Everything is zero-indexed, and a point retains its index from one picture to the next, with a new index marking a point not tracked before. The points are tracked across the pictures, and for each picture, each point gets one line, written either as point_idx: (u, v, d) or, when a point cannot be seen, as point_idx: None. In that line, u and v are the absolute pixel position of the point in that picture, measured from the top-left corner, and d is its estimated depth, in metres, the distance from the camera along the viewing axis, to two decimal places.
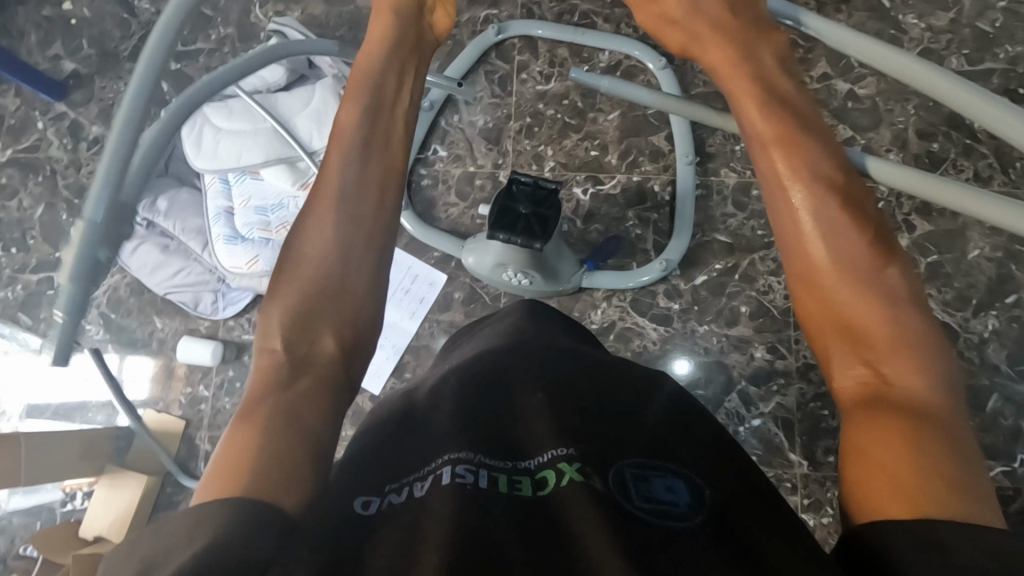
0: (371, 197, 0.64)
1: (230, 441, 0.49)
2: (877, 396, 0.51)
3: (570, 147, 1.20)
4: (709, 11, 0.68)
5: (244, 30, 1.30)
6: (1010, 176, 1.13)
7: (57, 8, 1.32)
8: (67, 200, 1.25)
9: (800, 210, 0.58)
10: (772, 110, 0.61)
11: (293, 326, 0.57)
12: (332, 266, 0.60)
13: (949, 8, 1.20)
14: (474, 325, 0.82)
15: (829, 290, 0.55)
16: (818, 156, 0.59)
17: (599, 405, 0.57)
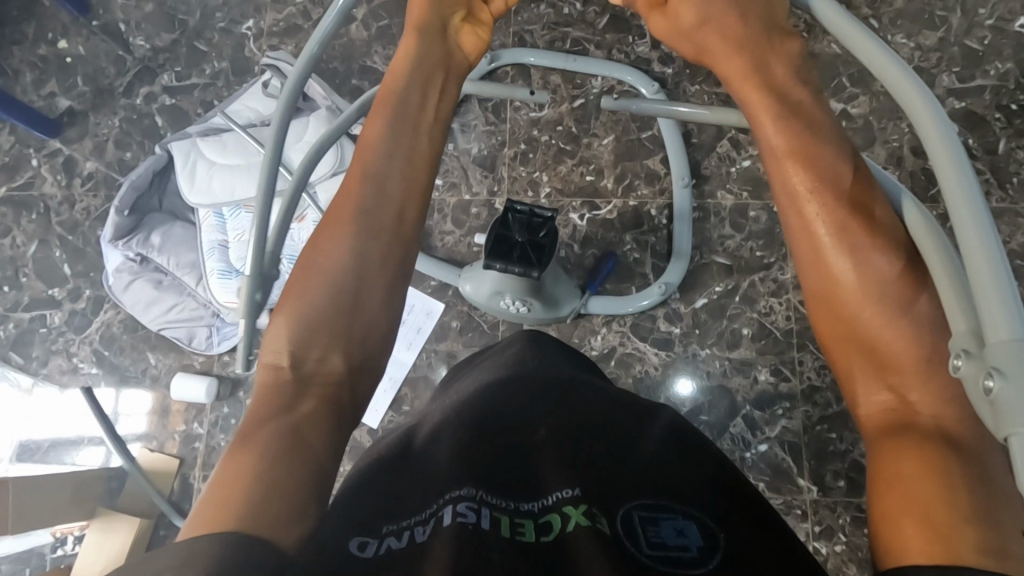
0: (392, 216, 0.60)
1: (226, 469, 0.45)
2: (899, 422, 0.49)
3: (565, 173, 1.19)
4: (726, 13, 0.62)
5: (238, 64, 1.31)
6: (1007, 191, 1.14)
7: (52, 47, 1.33)
8: (60, 236, 1.24)
9: (816, 225, 0.55)
10: (787, 123, 0.58)
11: (300, 347, 0.53)
12: (341, 287, 0.56)
13: (937, 27, 1.21)
14: (474, 357, 0.80)
15: (850, 308, 0.53)
16: (836, 169, 0.56)
17: (604, 437, 0.55)
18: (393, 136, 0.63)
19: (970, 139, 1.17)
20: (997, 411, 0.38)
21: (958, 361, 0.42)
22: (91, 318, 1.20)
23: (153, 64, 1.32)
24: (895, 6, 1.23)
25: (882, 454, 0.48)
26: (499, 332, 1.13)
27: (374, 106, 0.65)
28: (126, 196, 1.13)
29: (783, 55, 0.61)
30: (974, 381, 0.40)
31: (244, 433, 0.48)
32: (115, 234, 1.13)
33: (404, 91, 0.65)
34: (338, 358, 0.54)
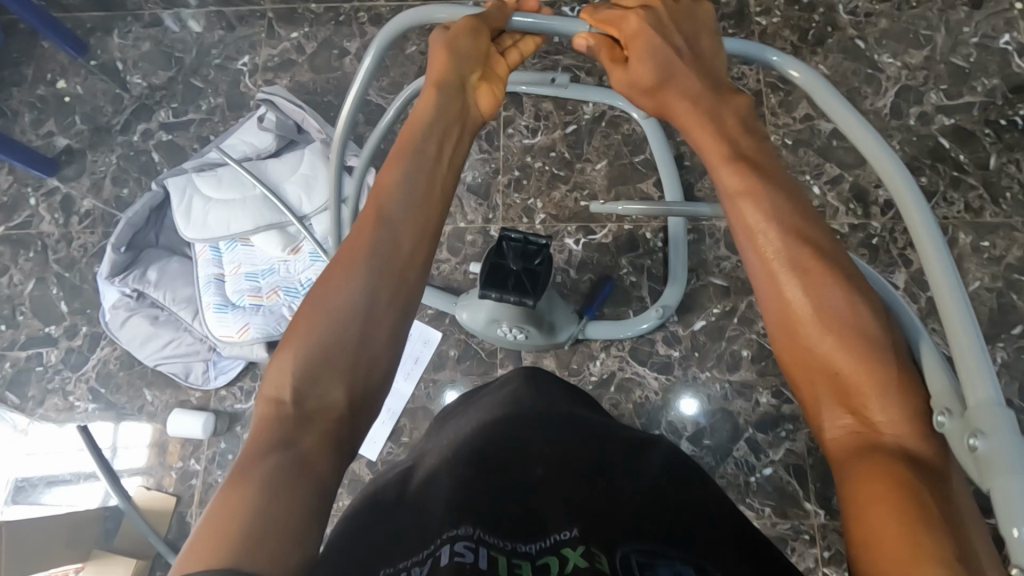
0: (405, 257, 0.61)
1: (219, 504, 0.44)
2: (863, 445, 0.48)
3: (559, 199, 1.20)
4: (678, 66, 0.65)
5: (234, 99, 1.33)
6: (1001, 206, 1.14)
7: (51, 88, 1.36)
8: (57, 274, 1.25)
9: (768, 260, 0.56)
10: (737, 165, 0.60)
11: (301, 381, 0.52)
12: (345, 322, 0.55)
13: (923, 46, 1.23)
14: (470, 397, 0.78)
15: (807, 340, 0.53)
16: (780, 204, 0.57)
17: (598, 474, 0.54)
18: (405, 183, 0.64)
19: (962, 154, 1.17)
20: (981, 466, 0.41)
21: (941, 419, 0.45)
22: (87, 355, 1.20)
23: (150, 102, 1.34)
24: (880, 27, 1.25)
25: (850, 474, 0.47)
26: (497, 359, 1.13)
27: (392, 153, 0.66)
28: (123, 233, 1.13)
29: (733, 109, 0.65)
30: (958, 438, 0.43)
31: (243, 465, 0.47)
32: (111, 270, 1.13)
33: (416, 139, 0.66)
34: (338, 392, 0.53)
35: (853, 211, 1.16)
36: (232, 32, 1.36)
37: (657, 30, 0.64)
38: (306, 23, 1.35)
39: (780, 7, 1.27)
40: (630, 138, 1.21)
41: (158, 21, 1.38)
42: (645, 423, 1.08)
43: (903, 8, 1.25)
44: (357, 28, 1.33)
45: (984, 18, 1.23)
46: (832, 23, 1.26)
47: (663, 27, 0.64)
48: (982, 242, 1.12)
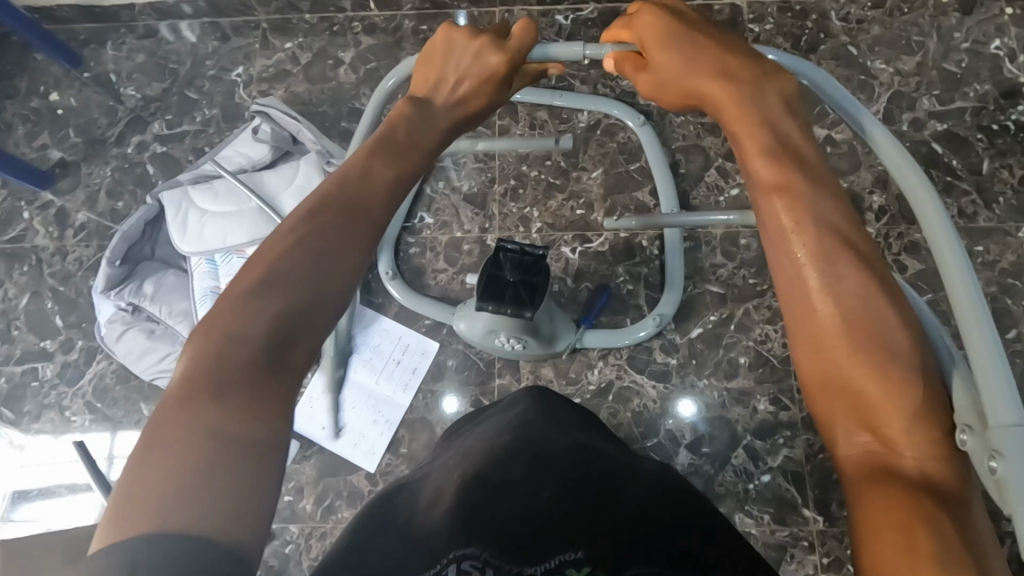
0: (365, 221, 0.58)
1: (143, 465, 0.43)
2: (884, 469, 0.48)
3: (555, 208, 1.20)
4: (708, 57, 0.63)
5: (229, 111, 1.32)
6: (994, 211, 1.15)
7: (44, 100, 1.35)
8: (52, 288, 1.24)
9: (799, 262, 0.54)
10: (775, 157, 0.58)
11: (237, 338, 0.49)
12: (289, 280, 0.52)
13: (915, 52, 1.24)
14: (477, 417, 0.78)
15: (836, 358, 0.52)
16: (816, 203, 0.56)
17: (600, 503, 0.53)
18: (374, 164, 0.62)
19: (955, 160, 1.18)
20: (1002, 491, 0.41)
21: (963, 436, 0.46)
22: (83, 369, 1.19)
23: (145, 113, 1.33)
24: (872, 33, 1.26)
25: (868, 499, 0.47)
26: (495, 369, 1.13)
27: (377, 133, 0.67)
28: (117, 247, 1.13)
29: (776, 89, 0.61)
30: (980, 457, 0.44)
31: (167, 422, 0.45)
32: (106, 284, 1.13)
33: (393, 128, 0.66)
34: (279, 348, 0.50)
35: None
36: (226, 42, 1.36)
37: (678, 30, 0.64)
38: (300, 33, 1.35)
39: (773, 14, 1.28)
40: (625, 146, 1.22)
41: (153, 31, 1.38)
42: (644, 432, 1.08)
43: (895, 14, 1.26)
44: (352, 38, 1.33)
45: (975, 24, 1.24)
46: (825, 30, 1.27)
47: (680, 37, 0.64)
48: (976, 247, 1.13)
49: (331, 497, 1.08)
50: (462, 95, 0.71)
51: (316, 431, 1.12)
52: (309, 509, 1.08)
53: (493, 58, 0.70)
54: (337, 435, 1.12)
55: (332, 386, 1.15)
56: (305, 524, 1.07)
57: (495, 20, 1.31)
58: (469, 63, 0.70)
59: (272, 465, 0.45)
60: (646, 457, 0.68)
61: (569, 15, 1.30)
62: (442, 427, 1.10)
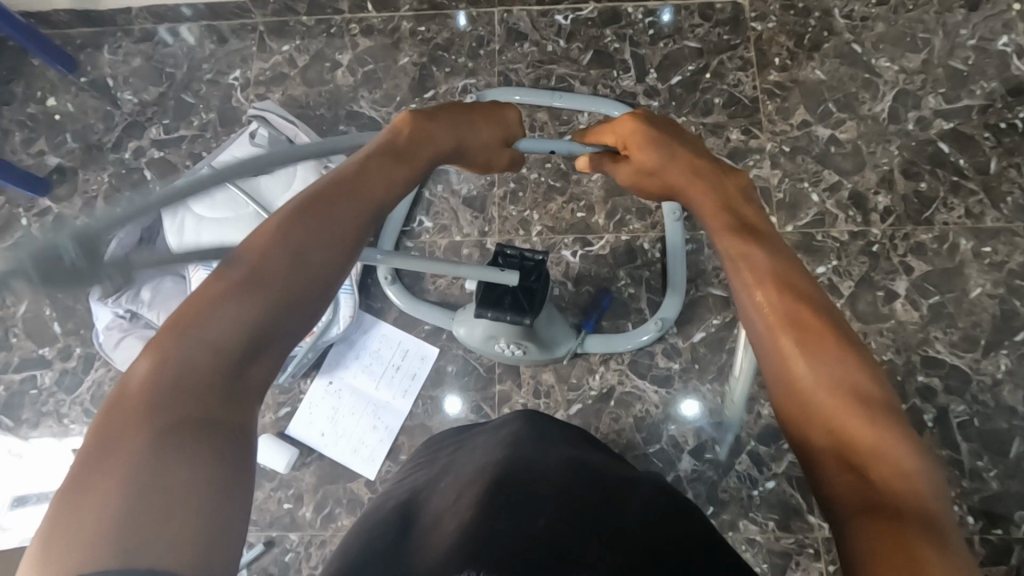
0: (353, 220, 0.56)
1: (83, 489, 0.38)
2: (868, 501, 0.45)
3: (555, 211, 1.19)
4: (683, 155, 0.72)
5: (226, 114, 1.31)
6: (1001, 211, 1.13)
7: (41, 106, 1.34)
8: (50, 294, 1.23)
9: (765, 311, 0.55)
10: (735, 229, 0.63)
11: (194, 352, 0.46)
12: (260, 291, 0.49)
13: (920, 50, 1.22)
14: (467, 432, 0.76)
15: (806, 410, 0.50)
16: (773, 257, 0.59)
17: (607, 523, 0.50)
18: (370, 169, 0.61)
19: (961, 159, 1.16)
20: None
21: None
22: (81, 377, 1.19)
23: (142, 118, 1.32)
24: (877, 31, 1.24)
25: (852, 532, 0.44)
26: (496, 374, 1.12)
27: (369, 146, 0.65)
28: (114, 254, 1.14)
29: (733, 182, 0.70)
30: None
31: (112, 439, 0.41)
32: (104, 291, 1.13)
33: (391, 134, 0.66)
34: (242, 364, 0.47)
35: (853, 218, 1.14)
36: (223, 45, 1.35)
37: (666, 139, 0.73)
38: (297, 36, 1.34)
39: (775, 12, 1.26)
40: None
41: (149, 35, 1.37)
42: (646, 438, 1.07)
43: (900, 11, 1.24)
44: (349, 40, 1.32)
45: (981, 21, 1.22)
46: (828, 28, 1.25)
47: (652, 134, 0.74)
48: (983, 248, 1.11)
49: (331, 505, 1.07)
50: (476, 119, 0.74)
51: (315, 438, 1.11)
52: (309, 517, 1.07)
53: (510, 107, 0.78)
54: (336, 441, 1.11)
55: (331, 392, 1.14)
56: (304, 532, 1.06)
57: (493, 20, 1.30)
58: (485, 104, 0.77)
59: (235, 487, 0.42)
60: (642, 472, 0.67)
61: (568, 15, 1.29)
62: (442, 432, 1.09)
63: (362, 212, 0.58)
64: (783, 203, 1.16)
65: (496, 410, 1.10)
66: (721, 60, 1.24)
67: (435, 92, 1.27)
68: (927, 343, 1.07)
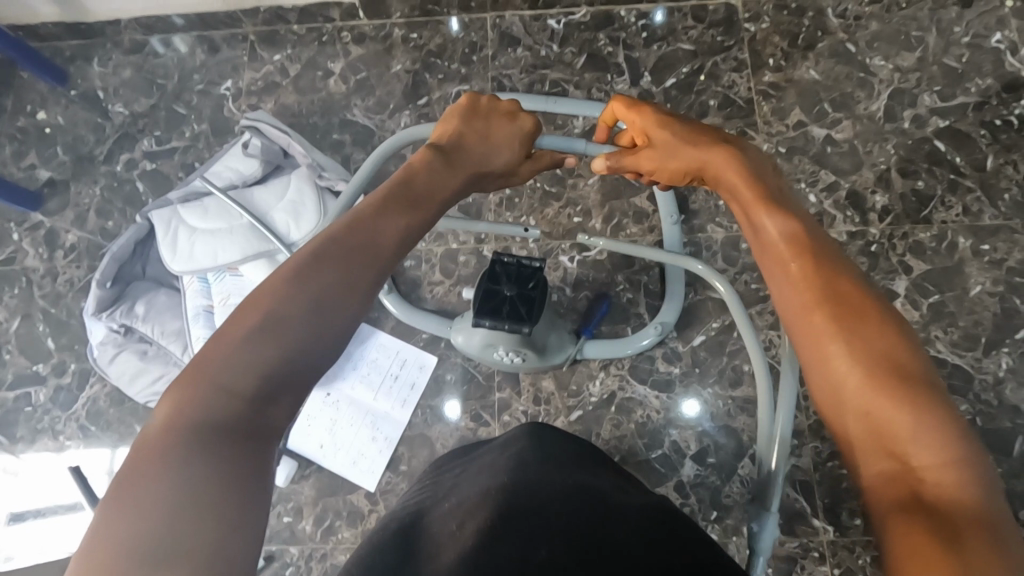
0: (377, 262, 0.56)
1: (98, 529, 0.37)
2: (901, 494, 0.41)
3: (552, 216, 1.18)
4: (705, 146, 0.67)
5: (218, 125, 1.30)
6: (1000, 208, 1.12)
7: (31, 119, 1.33)
8: (43, 310, 1.22)
9: (801, 296, 0.51)
10: (778, 214, 0.57)
11: (211, 390, 0.44)
12: (282, 328, 0.48)
13: (914, 48, 1.22)
14: (474, 450, 0.76)
15: (837, 392, 0.47)
16: (806, 242, 0.55)
17: (608, 544, 0.50)
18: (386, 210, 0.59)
19: (958, 156, 1.15)
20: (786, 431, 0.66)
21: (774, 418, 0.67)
22: (77, 393, 1.17)
23: (133, 130, 1.31)
24: (871, 30, 1.23)
25: (891, 533, 0.40)
26: (495, 382, 1.11)
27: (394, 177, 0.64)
28: (108, 268, 1.12)
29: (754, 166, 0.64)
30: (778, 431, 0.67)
31: (131, 478, 0.39)
32: (98, 305, 1.12)
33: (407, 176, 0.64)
34: (262, 401, 0.46)
35: (851, 218, 1.14)
36: (214, 55, 1.34)
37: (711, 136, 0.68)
38: (289, 44, 1.33)
39: (769, 12, 1.25)
40: None
41: (139, 46, 1.36)
42: (648, 444, 1.06)
43: (893, 10, 1.24)
44: (341, 48, 1.31)
45: (974, 18, 1.22)
46: (822, 28, 1.24)
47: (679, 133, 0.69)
48: (982, 245, 1.11)
49: (331, 517, 1.06)
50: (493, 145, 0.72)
51: (314, 450, 1.10)
52: (309, 530, 1.06)
53: (527, 121, 0.73)
54: (335, 453, 1.10)
55: (329, 403, 1.13)
56: (305, 545, 1.05)
57: (486, 26, 1.29)
58: (499, 123, 0.73)
59: (251, 524, 0.40)
60: (642, 487, 0.66)
61: (561, 19, 1.28)
62: (442, 442, 1.08)
63: (379, 259, 0.56)
64: None
65: (496, 419, 1.09)
66: (715, 61, 1.24)
67: (428, 98, 1.26)
68: (928, 342, 1.07)
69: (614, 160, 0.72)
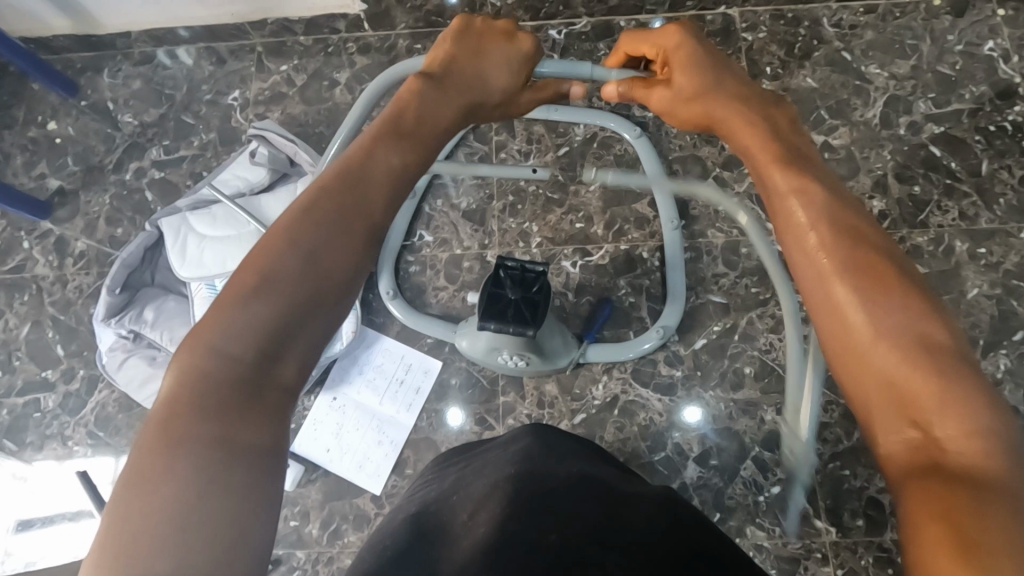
0: (375, 211, 0.56)
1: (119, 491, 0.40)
2: (925, 462, 0.42)
3: (555, 222, 1.20)
4: (716, 79, 0.66)
5: (225, 134, 1.33)
6: (995, 212, 1.14)
7: (42, 130, 1.36)
8: (52, 317, 1.24)
9: (819, 258, 0.51)
10: (787, 171, 0.57)
11: (215, 365, 0.46)
12: (275, 288, 0.48)
13: (909, 56, 1.24)
14: (476, 448, 0.77)
15: (860, 355, 0.47)
16: (832, 206, 0.54)
17: (621, 533, 0.51)
18: (378, 155, 0.59)
19: (953, 162, 1.18)
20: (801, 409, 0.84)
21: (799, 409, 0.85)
22: (85, 399, 1.19)
23: (142, 140, 1.34)
24: (866, 38, 1.26)
25: (904, 492, 0.42)
26: (499, 387, 1.12)
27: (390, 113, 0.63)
28: (117, 275, 1.14)
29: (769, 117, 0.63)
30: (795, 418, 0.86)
31: (146, 453, 0.41)
32: (107, 312, 1.13)
33: (393, 112, 0.63)
34: (260, 362, 0.47)
35: None
36: (222, 66, 1.37)
37: (713, 67, 0.66)
38: (295, 56, 1.36)
39: (766, 22, 1.28)
40: (622, 158, 1.22)
41: (148, 58, 1.39)
42: (651, 446, 1.07)
43: (887, 18, 1.26)
44: (346, 58, 1.34)
45: (967, 26, 1.24)
46: (818, 37, 1.27)
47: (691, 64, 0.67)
48: (979, 249, 1.12)
49: (337, 521, 1.07)
50: (490, 70, 0.69)
51: (320, 454, 1.11)
52: (315, 534, 1.07)
53: (523, 37, 0.71)
54: (342, 457, 1.11)
55: (336, 408, 1.14)
56: (311, 549, 1.06)
57: None
58: (494, 43, 0.70)
59: (262, 490, 0.43)
60: (650, 484, 0.67)
61: (562, 30, 1.31)
62: (448, 445, 1.10)
63: (373, 206, 0.56)
64: None
65: (500, 422, 1.11)
66: None
67: None
68: None
69: (624, 85, 0.73)
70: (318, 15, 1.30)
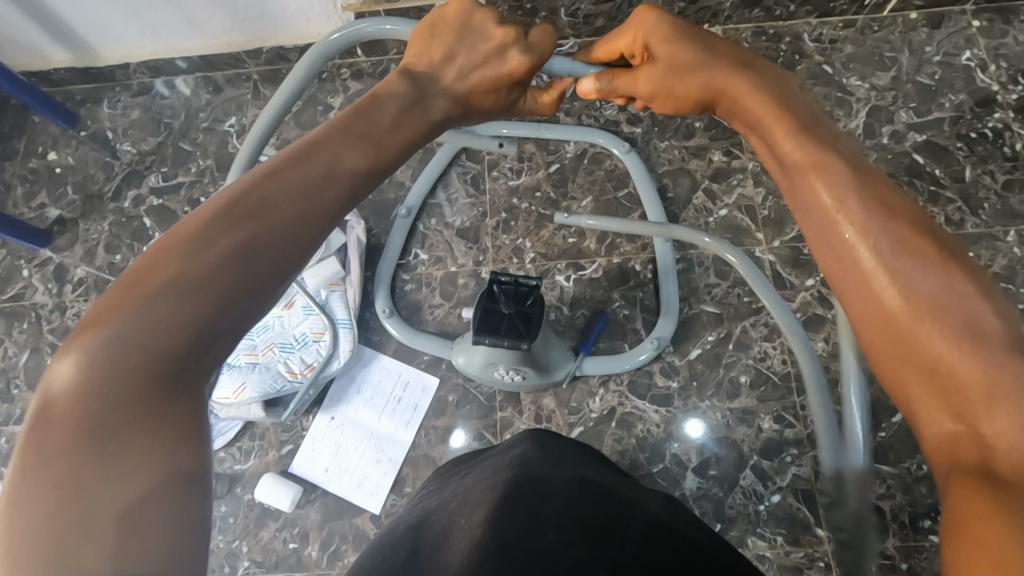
0: (332, 196, 0.54)
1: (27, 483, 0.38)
2: (974, 459, 0.40)
3: (548, 237, 1.21)
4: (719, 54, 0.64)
5: (222, 160, 1.35)
6: (981, 217, 1.16)
7: (42, 161, 1.38)
8: (52, 344, 1.24)
9: (834, 220, 0.50)
10: (801, 135, 0.56)
11: (136, 350, 0.43)
12: (214, 271, 0.46)
13: (888, 68, 1.27)
14: (475, 458, 0.77)
15: (904, 339, 0.44)
16: (851, 175, 0.51)
17: (620, 537, 0.52)
18: (345, 143, 0.57)
19: (937, 169, 1.20)
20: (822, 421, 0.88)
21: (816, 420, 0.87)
22: None
23: (141, 167, 1.36)
24: (846, 52, 1.29)
25: (949, 491, 0.41)
26: (496, 402, 1.12)
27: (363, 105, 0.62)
28: None
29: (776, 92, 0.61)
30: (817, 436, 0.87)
31: (59, 452, 0.39)
32: None
33: (370, 109, 0.61)
34: (190, 347, 0.45)
35: None
36: (218, 95, 1.40)
37: (681, 35, 0.66)
38: None
39: (748, 38, 1.30)
40: (612, 174, 1.24)
41: (147, 89, 1.42)
42: (649, 458, 1.07)
43: (866, 32, 1.30)
44: (340, 84, 1.37)
45: (944, 38, 1.28)
46: (799, 51, 1.30)
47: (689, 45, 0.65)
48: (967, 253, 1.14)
49: (337, 542, 1.06)
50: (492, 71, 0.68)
51: (319, 474, 1.11)
52: (315, 555, 1.06)
53: (513, 58, 0.67)
54: (340, 476, 1.11)
55: (334, 428, 1.14)
56: (311, 571, 1.05)
57: None
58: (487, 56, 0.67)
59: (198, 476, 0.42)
60: (651, 493, 0.67)
61: None
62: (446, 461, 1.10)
63: (331, 190, 0.55)
64: (768, 219, 1.19)
65: (497, 437, 1.11)
66: None
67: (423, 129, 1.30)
68: None
69: (605, 83, 0.71)
70: (310, 43, 1.33)
